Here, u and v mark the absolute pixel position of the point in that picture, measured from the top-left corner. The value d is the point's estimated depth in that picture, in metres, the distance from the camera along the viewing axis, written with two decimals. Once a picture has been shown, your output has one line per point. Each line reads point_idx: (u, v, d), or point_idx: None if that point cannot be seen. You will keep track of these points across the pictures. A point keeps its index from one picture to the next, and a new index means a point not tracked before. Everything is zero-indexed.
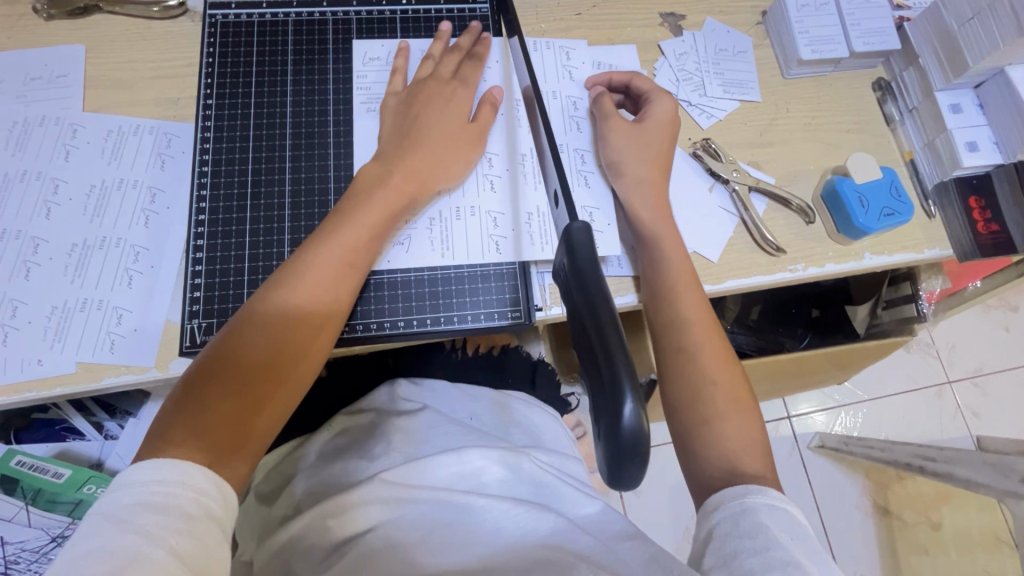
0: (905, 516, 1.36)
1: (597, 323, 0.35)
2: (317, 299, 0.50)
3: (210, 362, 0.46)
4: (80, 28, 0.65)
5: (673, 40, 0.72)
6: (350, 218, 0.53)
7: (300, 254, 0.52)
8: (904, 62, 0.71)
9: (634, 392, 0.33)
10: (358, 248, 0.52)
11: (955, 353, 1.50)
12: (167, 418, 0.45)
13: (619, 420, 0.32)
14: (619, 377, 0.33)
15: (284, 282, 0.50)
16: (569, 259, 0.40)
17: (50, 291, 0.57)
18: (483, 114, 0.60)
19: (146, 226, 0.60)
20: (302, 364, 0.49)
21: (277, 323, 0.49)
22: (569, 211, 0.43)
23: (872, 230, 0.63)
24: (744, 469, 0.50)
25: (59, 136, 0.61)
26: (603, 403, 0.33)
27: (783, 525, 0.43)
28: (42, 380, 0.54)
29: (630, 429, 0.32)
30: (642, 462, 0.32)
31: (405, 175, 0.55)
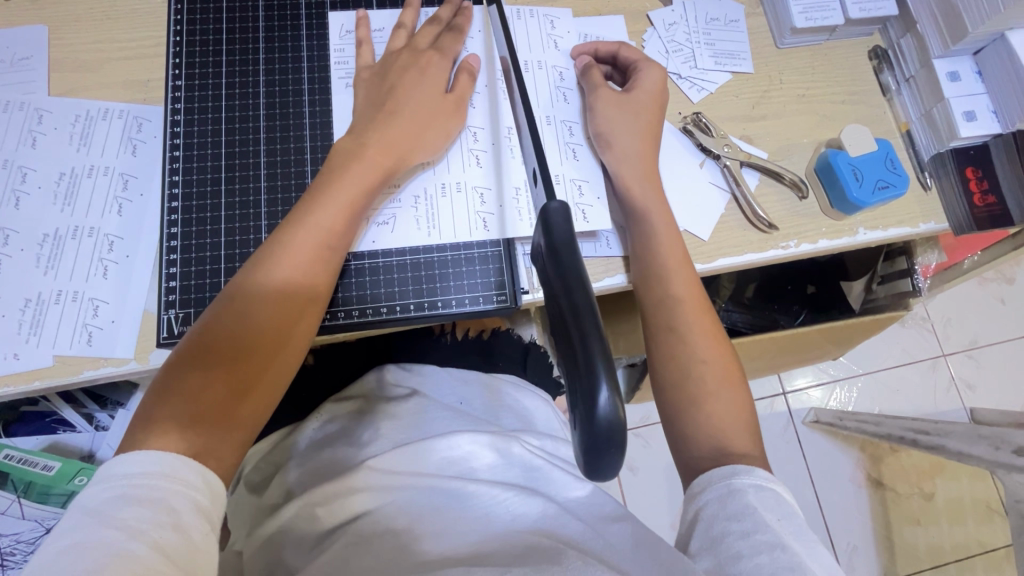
0: (899, 488, 1.38)
1: (572, 308, 0.34)
2: (300, 278, 0.49)
3: (191, 349, 0.45)
4: (41, 7, 0.62)
5: (662, 9, 0.70)
6: (329, 195, 0.51)
7: (279, 233, 0.50)
8: (901, 28, 0.69)
9: (609, 380, 0.32)
10: (339, 227, 0.51)
11: (951, 326, 1.50)
12: (147, 408, 0.43)
13: (594, 408, 0.31)
14: (594, 364, 0.32)
15: (264, 262, 0.48)
16: (546, 240, 0.39)
17: (23, 283, 0.55)
18: (461, 84, 0.58)
19: (119, 214, 0.58)
20: (288, 345, 0.48)
21: (260, 305, 0.47)
22: (549, 190, 0.42)
23: (866, 205, 0.62)
24: (735, 449, 0.49)
25: (25, 122, 0.59)
26: (579, 389, 0.33)
27: (770, 506, 0.43)
28: (19, 375, 0.53)
29: (606, 417, 0.31)
30: (618, 451, 0.32)
31: (383, 153, 0.53)
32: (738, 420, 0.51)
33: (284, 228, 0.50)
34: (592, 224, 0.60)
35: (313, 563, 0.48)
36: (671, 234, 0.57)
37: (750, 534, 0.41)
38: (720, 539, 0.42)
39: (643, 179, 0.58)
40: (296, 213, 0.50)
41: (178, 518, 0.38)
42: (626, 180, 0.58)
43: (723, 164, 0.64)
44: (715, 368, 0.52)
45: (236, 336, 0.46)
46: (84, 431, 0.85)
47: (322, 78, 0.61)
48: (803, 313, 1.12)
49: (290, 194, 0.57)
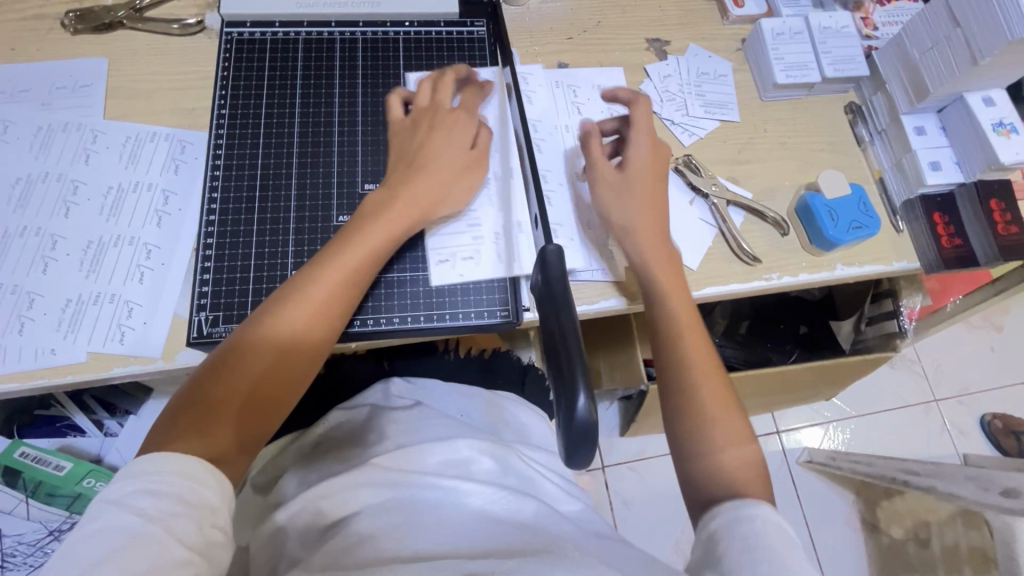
0: (894, 533, 1.38)
1: (548, 286, 0.41)
2: (312, 325, 0.52)
3: (206, 382, 0.49)
4: (104, 42, 0.70)
5: (658, 63, 0.78)
6: (349, 248, 0.55)
7: (292, 285, 0.53)
8: (872, 87, 0.76)
9: (586, 389, 0.35)
10: (354, 277, 0.55)
11: (942, 371, 1.53)
12: (161, 433, 0.47)
13: (573, 411, 0.35)
14: (572, 377, 0.35)
15: (280, 308, 0.52)
16: (542, 276, 0.42)
17: (66, 285, 0.60)
18: (484, 145, 0.64)
19: (158, 226, 0.63)
20: (295, 388, 0.52)
21: (271, 351, 0.50)
22: (548, 233, 0.46)
23: (842, 242, 0.67)
24: (739, 472, 0.53)
25: (80, 141, 0.66)
26: (559, 399, 0.36)
27: (772, 535, 0.46)
28: (54, 368, 0.57)
29: (581, 422, 0.34)
30: (590, 455, 0.34)
31: (406, 203, 0.58)
32: (738, 458, 0.54)
33: (300, 279, 0.54)
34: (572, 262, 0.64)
35: (314, 554, 0.51)
36: (648, 212, 0.62)
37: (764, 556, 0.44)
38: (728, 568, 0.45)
39: (647, 180, 0.64)
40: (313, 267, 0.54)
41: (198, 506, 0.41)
42: (636, 121, 0.65)
43: (710, 202, 0.71)
44: (698, 356, 0.58)
45: (244, 378, 0.49)
46: (94, 436, 0.87)
47: (349, 114, 0.68)
48: (795, 352, 1.17)
49: (318, 215, 0.63)
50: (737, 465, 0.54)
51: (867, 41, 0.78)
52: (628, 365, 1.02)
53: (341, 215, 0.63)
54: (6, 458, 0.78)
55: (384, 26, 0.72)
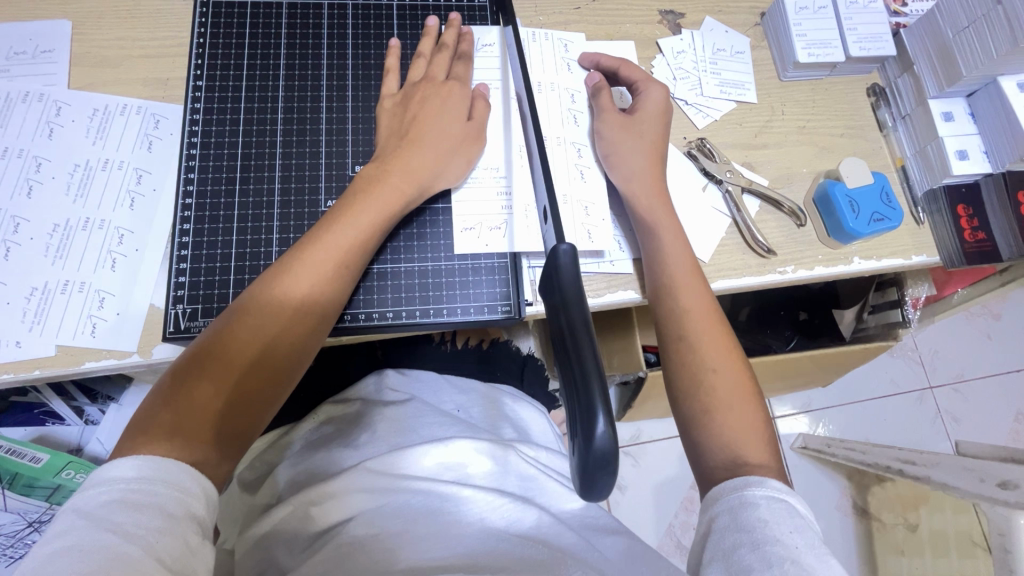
0: (884, 518, 1.39)
1: (561, 294, 0.37)
2: (308, 295, 0.48)
3: (197, 357, 0.45)
4: (67, 3, 0.64)
5: (671, 37, 0.72)
6: (351, 213, 0.51)
7: (290, 254, 0.50)
8: (899, 68, 0.71)
9: (606, 411, 0.32)
10: (355, 247, 0.51)
11: (938, 358, 1.52)
12: (148, 413, 0.43)
13: (591, 437, 0.32)
14: (588, 395, 0.33)
15: (276, 278, 0.48)
16: (553, 282, 0.38)
17: (30, 272, 0.55)
18: (478, 112, 0.59)
19: (131, 208, 0.58)
20: (289, 363, 0.48)
21: (264, 323, 0.47)
22: (558, 232, 0.41)
23: (862, 235, 0.63)
24: (747, 459, 0.50)
25: (43, 113, 0.60)
26: (577, 421, 0.33)
27: (781, 519, 0.43)
28: (19, 363, 0.53)
29: (602, 449, 0.31)
30: (610, 481, 0.32)
31: (402, 176, 0.54)
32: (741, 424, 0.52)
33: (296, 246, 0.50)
34: (598, 242, 0.61)
35: (304, 563, 0.49)
36: (647, 168, 0.61)
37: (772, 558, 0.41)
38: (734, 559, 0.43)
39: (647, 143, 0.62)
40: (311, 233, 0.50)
41: (174, 526, 0.38)
42: (634, 80, 0.65)
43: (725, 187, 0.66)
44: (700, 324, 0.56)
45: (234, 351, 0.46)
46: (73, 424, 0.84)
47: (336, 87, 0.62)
48: (795, 338, 1.14)
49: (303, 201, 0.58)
50: (735, 433, 0.52)
51: (894, 17, 0.73)
52: (628, 353, 0.99)
53: (330, 199, 0.58)
54: None
55: None
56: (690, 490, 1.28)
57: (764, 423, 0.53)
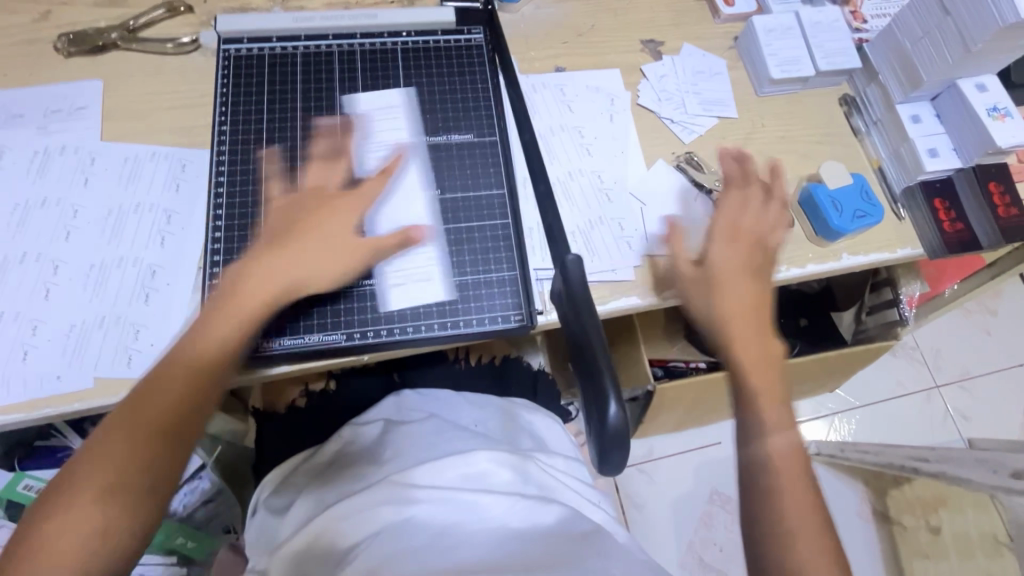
0: (905, 521, 1.38)
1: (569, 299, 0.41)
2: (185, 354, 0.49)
3: (137, 393, 0.48)
4: (99, 64, 0.70)
5: (653, 63, 0.78)
6: (281, 244, 0.53)
7: (225, 287, 0.52)
8: (865, 78, 0.77)
9: (616, 396, 0.36)
10: (298, 276, 0.53)
11: (941, 357, 1.54)
12: (93, 446, 0.46)
13: (604, 418, 0.35)
14: (601, 382, 0.36)
15: (189, 338, 0.50)
16: (563, 287, 0.41)
17: (70, 310, 0.59)
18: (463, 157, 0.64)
19: (161, 246, 0.62)
20: (190, 423, 0.48)
21: (125, 394, 0.48)
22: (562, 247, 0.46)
23: (848, 231, 0.68)
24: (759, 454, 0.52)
25: (79, 164, 0.65)
26: (591, 405, 0.36)
27: None
28: (60, 396, 0.56)
29: (614, 427, 0.34)
30: (620, 458, 0.34)
31: (350, 202, 0.56)
32: (794, 485, 0.50)
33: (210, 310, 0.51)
34: (601, 251, 0.67)
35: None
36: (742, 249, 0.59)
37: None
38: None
39: (729, 253, 0.59)
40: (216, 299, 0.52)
41: None
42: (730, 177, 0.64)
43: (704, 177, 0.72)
44: (755, 369, 0.54)
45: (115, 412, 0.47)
46: None
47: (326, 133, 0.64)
48: (797, 345, 1.16)
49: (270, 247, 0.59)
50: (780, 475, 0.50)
51: (857, 33, 0.80)
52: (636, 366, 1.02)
53: None
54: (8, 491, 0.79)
55: (381, 37, 0.72)
56: (708, 504, 1.28)
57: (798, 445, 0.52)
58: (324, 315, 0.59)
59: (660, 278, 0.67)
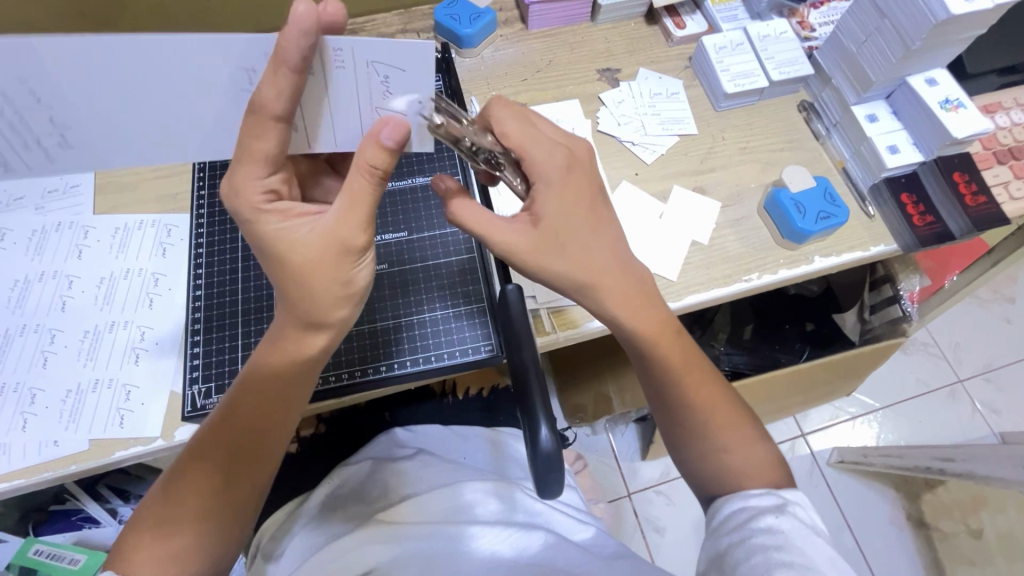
0: (944, 527, 1.31)
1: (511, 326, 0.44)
2: (276, 368, 0.49)
3: (230, 428, 0.48)
4: None
5: (611, 90, 0.81)
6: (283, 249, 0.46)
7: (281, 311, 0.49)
8: (821, 83, 0.79)
9: (548, 420, 0.39)
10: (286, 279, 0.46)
11: (961, 351, 1.50)
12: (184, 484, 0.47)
13: (535, 442, 0.39)
14: (532, 410, 0.39)
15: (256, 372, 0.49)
16: (507, 320, 0.45)
17: (66, 376, 0.62)
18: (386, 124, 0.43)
19: (150, 307, 0.66)
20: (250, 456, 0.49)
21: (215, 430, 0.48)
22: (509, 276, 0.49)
23: (812, 233, 0.68)
24: (733, 468, 0.53)
25: (73, 238, 0.69)
26: (525, 430, 0.40)
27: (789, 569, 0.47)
28: (57, 460, 0.58)
29: (544, 450, 0.38)
30: (554, 482, 0.38)
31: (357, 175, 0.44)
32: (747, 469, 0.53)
33: (329, 238, 0.45)
34: None
35: None
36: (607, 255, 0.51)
37: (772, 568, 0.45)
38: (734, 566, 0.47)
39: (566, 211, 0.49)
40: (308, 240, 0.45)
41: None
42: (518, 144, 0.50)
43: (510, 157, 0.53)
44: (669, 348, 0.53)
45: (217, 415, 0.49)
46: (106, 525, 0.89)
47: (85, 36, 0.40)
48: (806, 350, 1.15)
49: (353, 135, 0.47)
50: (756, 480, 0.52)
51: (807, 42, 0.82)
52: None
53: None
54: (20, 558, 0.80)
55: None
56: None
57: (775, 458, 0.54)
58: None
59: None
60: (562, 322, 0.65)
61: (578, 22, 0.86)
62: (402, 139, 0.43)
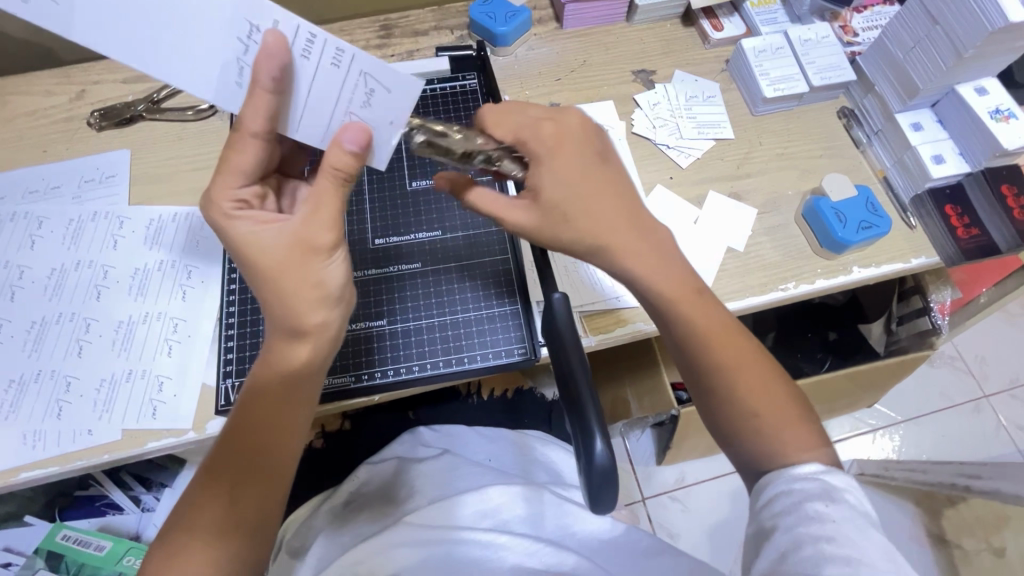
0: (965, 544, 1.29)
1: (554, 335, 0.44)
2: (267, 383, 0.47)
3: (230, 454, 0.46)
4: (126, 135, 0.75)
5: (646, 92, 0.80)
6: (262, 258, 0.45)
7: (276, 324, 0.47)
8: (862, 90, 0.77)
9: (603, 433, 0.39)
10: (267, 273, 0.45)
11: (987, 365, 1.46)
12: (217, 511, 0.45)
13: (592, 456, 0.38)
14: (588, 423, 0.39)
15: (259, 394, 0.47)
16: (552, 330, 0.44)
17: (100, 365, 0.62)
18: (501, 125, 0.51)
19: (183, 299, 0.66)
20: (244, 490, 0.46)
21: (227, 445, 0.47)
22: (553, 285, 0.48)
23: (852, 242, 0.66)
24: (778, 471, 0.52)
25: (109, 228, 0.70)
26: (579, 443, 0.40)
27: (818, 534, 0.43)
28: (90, 449, 0.59)
29: (602, 463, 0.38)
30: (611, 495, 0.38)
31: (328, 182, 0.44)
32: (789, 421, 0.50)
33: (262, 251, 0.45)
34: None
35: None
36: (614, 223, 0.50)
37: (821, 565, 0.41)
38: (781, 554, 0.44)
39: (566, 184, 0.49)
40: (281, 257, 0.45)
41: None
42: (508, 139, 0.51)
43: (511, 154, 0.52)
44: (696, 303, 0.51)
45: (284, 434, 0.47)
46: (130, 512, 0.89)
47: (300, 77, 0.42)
48: (828, 359, 1.13)
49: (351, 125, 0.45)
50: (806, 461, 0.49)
51: (849, 47, 0.80)
52: (656, 392, 1.00)
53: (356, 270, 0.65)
54: (49, 543, 0.82)
55: None
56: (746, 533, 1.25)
57: None
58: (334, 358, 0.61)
59: None
60: (595, 326, 0.65)
61: (614, 22, 0.85)
62: (366, 143, 0.44)
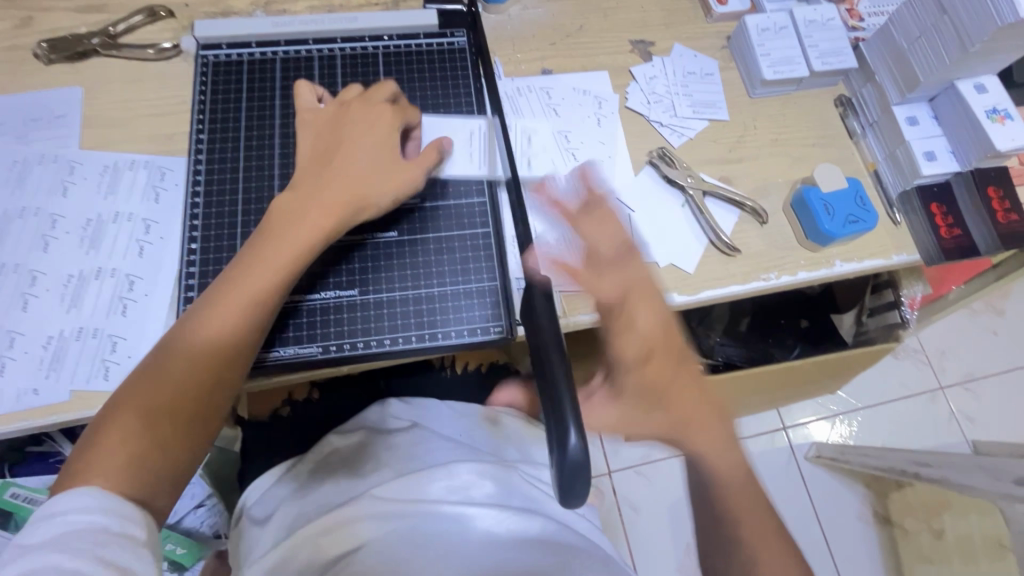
0: (907, 525, 1.35)
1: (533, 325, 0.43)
2: (217, 334, 0.49)
3: (171, 399, 0.47)
4: (78, 71, 0.69)
5: (643, 65, 0.76)
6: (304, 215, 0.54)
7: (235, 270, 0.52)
8: (862, 79, 0.75)
9: (577, 426, 0.37)
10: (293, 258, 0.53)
11: (946, 358, 1.52)
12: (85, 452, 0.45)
13: (564, 449, 0.37)
14: (562, 414, 0.38)
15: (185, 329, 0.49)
16: (529, 318, 0.44)
17: (48, 321, 0.58)
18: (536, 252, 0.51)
19: (140, 256, 0.62)
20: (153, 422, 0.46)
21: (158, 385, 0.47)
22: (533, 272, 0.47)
23: (838, 237, 0.66)
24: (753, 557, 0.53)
25: (58, 173, 0.64)
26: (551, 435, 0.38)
27: None
28: (36, 410, 0.55)
29: (574, 456, 0.36)
30: (581, 489, 0.36)
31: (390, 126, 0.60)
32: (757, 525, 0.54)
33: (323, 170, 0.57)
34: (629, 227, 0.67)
35: None
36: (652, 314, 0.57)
37: None
38: None
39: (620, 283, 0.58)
40: (371, 171, 0.57)
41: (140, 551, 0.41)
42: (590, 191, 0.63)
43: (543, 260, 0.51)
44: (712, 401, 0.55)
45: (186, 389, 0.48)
46: None
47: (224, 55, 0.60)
48: (797, 347, 1.13)
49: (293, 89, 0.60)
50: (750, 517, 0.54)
51: (853, 32, 0.78)
52: None
53: None
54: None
55: (362, 41, 0.71)
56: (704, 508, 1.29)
57: None
58: (300, 327, 0.58)
59: (645, 286, 0.66)
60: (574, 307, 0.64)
61: None
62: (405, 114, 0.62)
